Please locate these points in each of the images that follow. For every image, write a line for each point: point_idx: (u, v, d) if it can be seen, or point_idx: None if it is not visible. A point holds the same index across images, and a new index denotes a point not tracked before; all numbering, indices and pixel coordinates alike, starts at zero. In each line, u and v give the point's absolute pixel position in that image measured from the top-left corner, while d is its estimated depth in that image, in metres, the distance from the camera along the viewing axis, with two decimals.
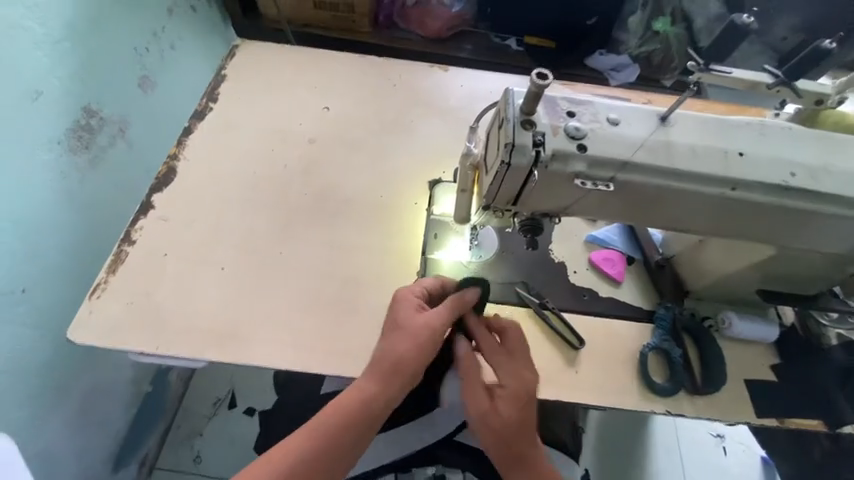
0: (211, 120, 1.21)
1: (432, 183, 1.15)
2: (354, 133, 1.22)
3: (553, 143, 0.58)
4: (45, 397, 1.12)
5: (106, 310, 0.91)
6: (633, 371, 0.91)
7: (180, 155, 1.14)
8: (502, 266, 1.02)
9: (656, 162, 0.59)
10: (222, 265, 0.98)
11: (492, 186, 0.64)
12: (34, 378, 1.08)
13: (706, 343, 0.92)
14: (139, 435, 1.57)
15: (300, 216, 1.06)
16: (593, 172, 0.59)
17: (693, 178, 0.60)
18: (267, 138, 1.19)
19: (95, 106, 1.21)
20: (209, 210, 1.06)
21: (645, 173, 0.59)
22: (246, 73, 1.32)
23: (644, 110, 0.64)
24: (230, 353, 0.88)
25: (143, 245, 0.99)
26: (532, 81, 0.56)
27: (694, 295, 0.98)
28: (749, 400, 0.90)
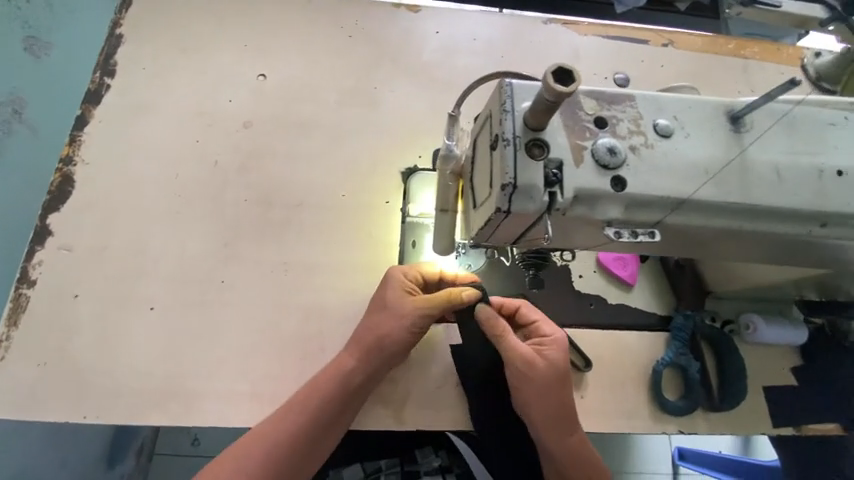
0: (110, 103, 0.92)
1: (406, 173, 0.92)
2: (302, 110, 0.95)
3: (577, 178, 0.39)
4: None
5: (14, 373, 0.75)
6: (645, 390, 0.80)
7: (76, 156, 0.88)
8: (495, 276, 0.85)
9: (721, 197, 0.41)
10: (152, 303, 0.80)
11: (484, 230, 0.46)
12: None
13: (728, 354, 0.81)
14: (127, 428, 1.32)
15: (244, 230, 0.85)
16: (633, 217, 0.41)
17: (770, 214, 0.43)
18: (188, 125, 0.92)
19: None
20: (125, 231, 0.84)
21: (708, 212, 0.42)
22: (149, 30, 0.99)
23: (705, 107, 0.44)
24: (177, 414, 0.74)
25: (47, 286, 0.79)
26: (546, 86, 0.34)
27: (715, 295, 0.86)
28: (767, 409, 0.82)
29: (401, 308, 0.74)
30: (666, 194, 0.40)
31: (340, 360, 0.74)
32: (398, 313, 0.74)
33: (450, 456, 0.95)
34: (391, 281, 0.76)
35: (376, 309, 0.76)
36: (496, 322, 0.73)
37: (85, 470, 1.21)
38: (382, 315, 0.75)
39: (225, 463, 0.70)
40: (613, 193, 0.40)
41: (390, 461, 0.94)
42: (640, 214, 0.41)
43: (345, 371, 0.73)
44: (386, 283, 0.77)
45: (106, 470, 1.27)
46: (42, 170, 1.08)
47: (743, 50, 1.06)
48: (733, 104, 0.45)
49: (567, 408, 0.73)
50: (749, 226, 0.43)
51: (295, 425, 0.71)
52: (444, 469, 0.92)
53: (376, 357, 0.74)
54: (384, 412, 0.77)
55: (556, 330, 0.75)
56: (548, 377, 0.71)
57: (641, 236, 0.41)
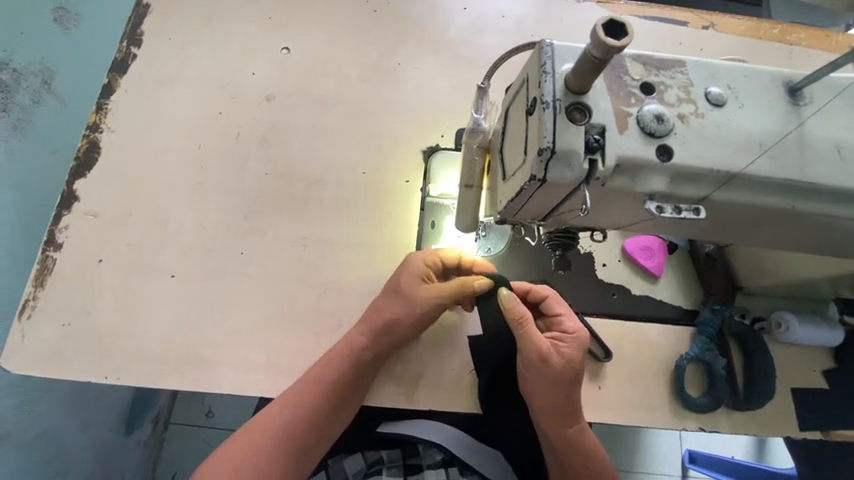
0: (137, 73, 0.93)
1: (427, 152, 0.90)
2: (324, 85, 0.93)
3: (619, 146, 0.37)
4: (30, 398, 1.03)
5: (40, 332, 0.77)
6: (666, 384, 0.78)
7: (102, 125, 0.89)
8: (515, 260, 0.83)
9: (774, 174, 0.39)
10: (172, 271, 0.81)
11: (514, 202, 0.44)
12: (11, 389, 0.98)
13: (758, 353, 0.77)
14: (145, 396, 1.36)
15: (263, 204, 0.85)
16: (677, 190, 0.39)
17: (827, 195, 0.40)
18: (211, 97, 0.92)
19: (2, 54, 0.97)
20: (147, 199, 0.85)
21: (760, 189, 0.39)
22: (175, 0, 0.98)
23: (760, 76, 0.41)
24: (193, 381, 0.75)
25: (73, 250, 0.81)
26: (595, 41, 0.32)
27: (746, 290, 0.82)
28: (794, 412, 0.78)
29: (414, 295, 0.72)
30: (716, 167, 0.38)
31: (350, 339, 0.73)
32: (410, 300, 0.72)
33: None
34: (408, 267, 0.74)
35: (390, 294, 0.74)
36: (516, 309, 0.70)
37: (105, 433, 1.25)
38: (394, 300, 0.73)
39: (239, 437, 0.72)
40: (658, 163, 0.38)
41: (392, 453, 0.90)
42: (685, 188, 0.39)
43: (354, 347, 0.72)
44: (403, 268, 0.75)
45: (124, 435, 1.31)
46: (69, 140, 1.12)
47: (790, 33, 0.99)
48: (794, 75, 0.41)
49: (574, 405, 0.72)
50: (803, 206, 0.40)
51: (307, 403, 0.71)
52: (447, 463, 0.88)
53: (385, 339, 0.73)
54: (396, 391, 0.77)
55: (577, 327, 0.73)
56: (562, 375, 0.69)
57: (684, 212, 0.39)
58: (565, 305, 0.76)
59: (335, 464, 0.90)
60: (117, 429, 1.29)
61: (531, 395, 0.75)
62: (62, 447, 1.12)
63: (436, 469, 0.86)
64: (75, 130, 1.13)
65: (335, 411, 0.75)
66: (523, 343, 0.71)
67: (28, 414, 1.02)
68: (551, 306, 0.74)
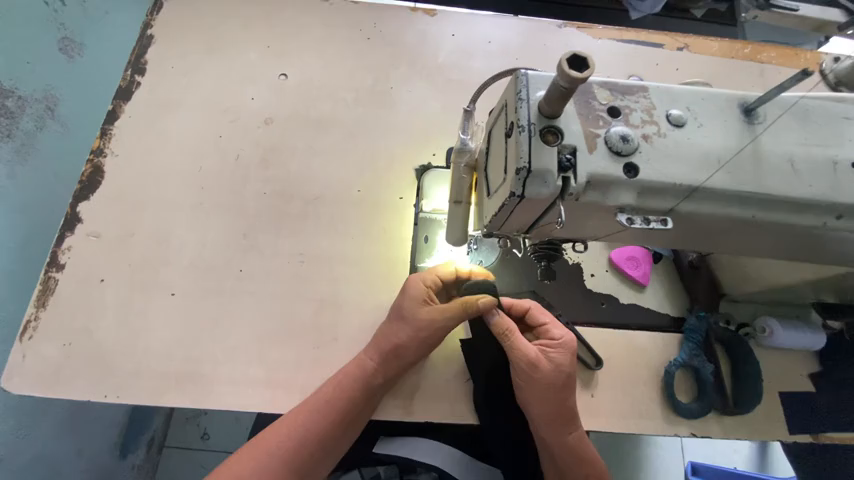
0: (141, 99, 0.97)
1: (419, 170, 0.94)
2: (319, 108, 0.98)
3: (590, 165, 0.41)
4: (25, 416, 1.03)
5: (41, 352, 0.78)
6: (657, 390, 0.79)
7: (107, 149, 0.93)
8: (506, 272, 0.86)
9: (733, 187, 0.42)
10: (172, 289, 0.83)
11: (497, 218, 0.47)
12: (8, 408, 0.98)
13: (743, 357, 0.79)
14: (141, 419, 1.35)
15: (261, 222, 0.88)
16: (645, 203, 0.42)
17: (785, 205, 0.43)
18: (212, 121, 0.96)
19: (9, 83, 1.01)
20: (149, 220, 0.87)
21: (722, 201, 0.43)
22: (178, 31, 1.03)
23: (718, 98, 0.45)
24: (191, 397, 0.76)
25: (75, 271, 0.83)
26: (561, 73, 0.35)
27: (730, 297, 0.85)
28: (783, 416, 0.80)
29: (419, 319, 0.74)
30: (679, 181, 0.41)
31: (364, 366, 0.75)
32: (413, 321, 0.75)
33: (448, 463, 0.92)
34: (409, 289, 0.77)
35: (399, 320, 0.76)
36: (501, 321, 0.74)
37: (100, 457, 1.24)
38: (404, 325, 0.75)
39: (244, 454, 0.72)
40: (626, 180, 0.41)
41: (389, 470, 0.92)
42: (653, 201, 0.42)
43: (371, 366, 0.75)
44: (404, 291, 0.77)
45: (118, 459, 1.29)
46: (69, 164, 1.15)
47: (760, 53, 1.05)
48: (750, 96, 0.45)
49: (571, 410, 0.73)
50: (764, 214, 0.44)
51: (320, 428, 0.72)
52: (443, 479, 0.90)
53: (396, 366, 0.76)
54: (393, 404, 0.78)
55: (564, 332, 0.75)
56: (554, 381, 0.71)
57: (653, 223, 0.42)
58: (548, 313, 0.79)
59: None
60: (111, 453, 1.28)
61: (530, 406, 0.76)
62: (55, 472, 1.11)
63: None
64: (79, 153, 1.17)
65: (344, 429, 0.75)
66: (512, 354, 0.74)
67: (23, 437, 1.02)
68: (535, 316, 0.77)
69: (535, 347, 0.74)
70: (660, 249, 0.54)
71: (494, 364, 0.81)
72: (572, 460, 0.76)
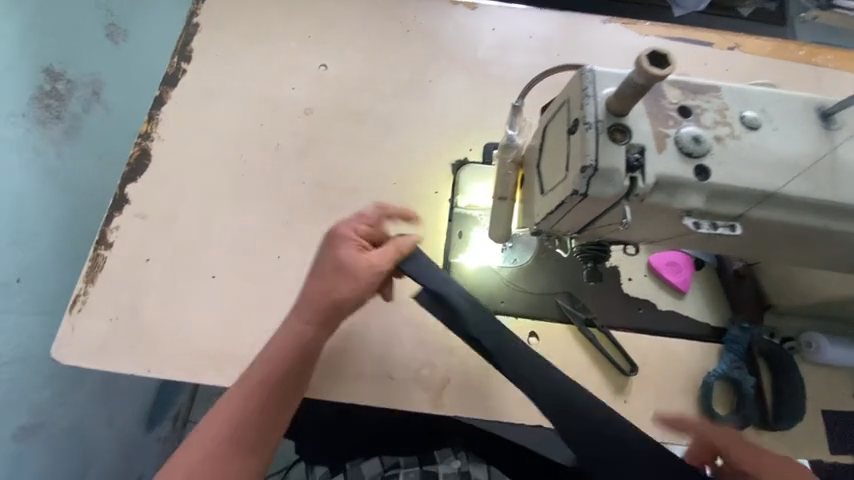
0: (187, 86, 1.00)
1: (455, 165, 0.94)
2: (357, 100, 0.98)
3: (658, 166, 0.40)
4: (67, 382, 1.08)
5: (89, 325, 0.82)
6: (693, 401, 0.77)
7: (153, 133, 0.96)
8: (541, 272, 0.85)
9: (810, 194, 0.40)
10: (212, 272, 0.85)
11: (553, 216, 0.46)
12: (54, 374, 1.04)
13: (788, 373, 0.76)
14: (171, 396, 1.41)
15: (298, 211, 0.90)
16: (713, 208, 0.41)
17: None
18: (253, 109, 0.98)
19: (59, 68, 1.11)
20: (191, 204, 0.90)
21: (795, 209, 0.41)
22: (223, 20, 1.06)
23: (796, 100, 0.43)
24: (228, 377, 0.79)
25: (122, 249, 0.87)
26: (640, 69, 0.34)
27: (776, 309, 0.82)
28: (826, 436, 0.77)
29: (357, 268, 0.70)
30: (752, 187, 0.40)
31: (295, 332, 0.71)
32: (352, 272, 0.70)
33: (468, 461, 0.95)
34: (342, 232, 0.72)
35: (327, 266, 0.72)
36: None
37: None
38: (337, 275, 0.71)
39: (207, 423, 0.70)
40: (695, 182, 0.40)
41: (410, 459, 0.95)
42: (722, 206, 0.41)
43: (304, 337, 0.71)
44: (335, 233, 0.73)
45: None
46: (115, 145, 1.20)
47: (820, 55, 1.00)
48: (831, 98, 0.43)
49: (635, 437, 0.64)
50: (839, 225, 0.42)
51: (263, 386, 0.70)
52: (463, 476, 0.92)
53: (329, 317, 0.71)
54: (423, 397, 0.78)
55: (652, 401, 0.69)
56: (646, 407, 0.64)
57: (720, 228, 0.41)
58: None
59: (354, 467, 0.96)
60: None
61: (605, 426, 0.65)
62: (91, 442, 1.16)
63: None
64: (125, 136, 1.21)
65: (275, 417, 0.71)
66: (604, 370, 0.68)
67: None
68: None
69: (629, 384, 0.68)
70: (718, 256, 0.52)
71: None
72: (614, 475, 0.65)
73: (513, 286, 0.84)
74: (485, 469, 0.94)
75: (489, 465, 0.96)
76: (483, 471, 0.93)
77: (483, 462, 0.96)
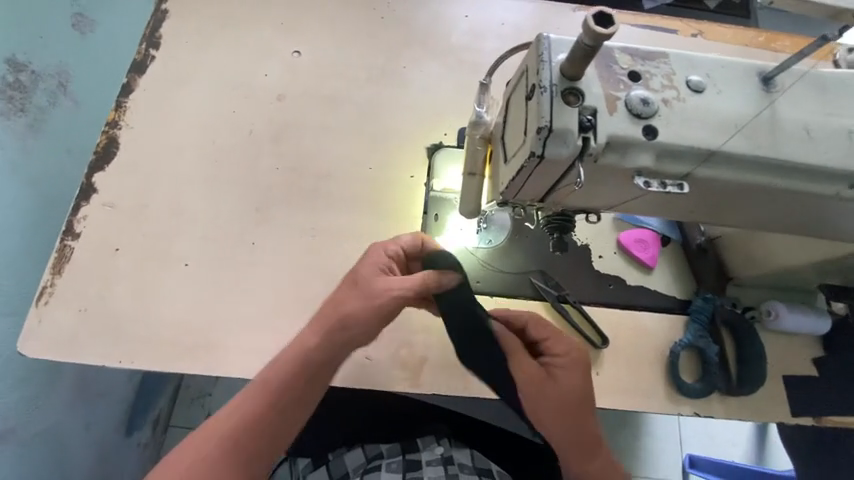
0: (156, 73, 0.97)
1: (431, 149, 0.95)
2: (332, 86, 0.98)
3: (608, 126, 0.42)
4: (39, 379, 1.04)
5: (56, 317, 0.80)
6: (662, 371, 0.80)
7: (121, 121, 0.93)
8: (514, 252, 0.87)
9: (749, 153, 0.43)
10: (185, 260, 0.84)
11: (515, 182, 0.48)
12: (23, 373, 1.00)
13: (748, 338, 0.80)
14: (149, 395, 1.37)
15: (273, 197, 0.89)
16: (662, 167, 0.44)
17: (798, 171, 0.45)
18: (225, 96, 0.97)
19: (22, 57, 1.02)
20: (162, 192, 0.88)
21: (737, 167, 0.44)
22: (192, 7, 1.04)
23: (738, 66, 0.46)
24: (203, 364, 0.78)
25: (91, 239, 0.85)
26: (587, 29, 0.36)
27: (737, 281, 0.86)
28: (786, 398, 0.81)
29: (372, 287, 0.68)
30: (696, 145, 0.43)
31: (264, 378, 0.67)
32: (367, 291, 0.68)
33: (451, 446, 0.95)
34: (372, 294, 0.67)
35: (336, 323, 0.67)
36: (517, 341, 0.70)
37: (108, 432, 1.26)
38: (337, 328, 0.67)
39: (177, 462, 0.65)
40: (645, 142, 0.42)
41: (392, 449, 0.95)
42: (669, 165, 0.43)
43: (272, 383, 0.66)
44: (368, 294, 0.67)
45: (124, 436, 1.32)
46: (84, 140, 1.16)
47: (777, 40, 1.04)
48: (769, 65, 0.46)
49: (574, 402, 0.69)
50: (778, 182, 0.45)
51: (240, 427, 0.65)
52: (446, 460, 0.91)
53: (312, 373, 0.67)
54: (401, 376, 0.79)
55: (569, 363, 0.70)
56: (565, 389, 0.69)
57: (669, 186, 0.44)
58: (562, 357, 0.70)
59: (337, 459, 0.96)
60: (118, 430, 1.30)
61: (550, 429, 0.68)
62: (66, 443, 1.13)
63: (434, 465, 0.90)
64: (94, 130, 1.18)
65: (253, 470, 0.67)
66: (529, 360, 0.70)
67: (34, 406, 1.03)
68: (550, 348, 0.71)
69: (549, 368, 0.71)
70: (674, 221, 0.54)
71: None
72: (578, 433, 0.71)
73: (488, 265, 0.86)
74: (467, 452, 0.94)
75: (472, 450, 0.96)
76: (466, 455, 0.93)
77: (465, 447, 0.96)
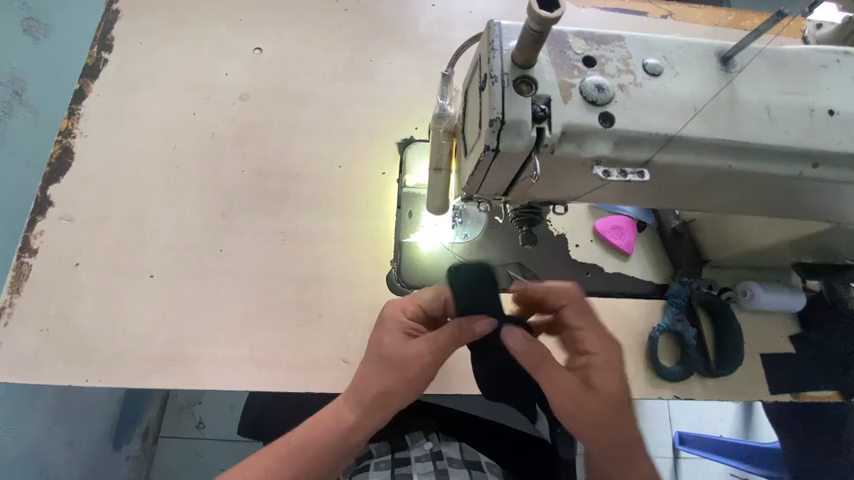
0: (109, 77, 0.93)
1: (402, 144, 0.92)
2: (297, 83, 0.95)
3: (563, 115, 0.40)
4: (11, 401, 0.99)
5: (16, 338, 0.76)
6: (642, 357, 0.80)
7: (75, 130, 0.89)
8: (491, 245, 0.85)
9: (708, 136, 0.42)
10: (151, 271, 0.81)
11: (474, 177, 0.46)
12: None
13: (726, 320, 0.81)
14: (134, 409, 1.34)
15: (241, 201, 0.86)
16: (621, 155, 0.42)
17: (762, 152, 0.44)
18: (185, 98, 0.92)
19: None
20: (124, 203, 0.85)
21: (699, 151, 0.43)
22: (145, 5, 0.99)
23: (696, 46, 0.45)
24: (175, 378, 0.75)
25: (50, 255, 0.81)
26: (532, 15, 0.34)
27: (713, 263, 0.86)
28: (764, 376, 0.82)
29: (405, 356, 0.62)
30: (655, 131, 0.41)
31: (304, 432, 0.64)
32: (400, 362, 0.62)
33: (440, 441, 0.93)
34: (404, 365, 0.62)
35: (379, 402, 0.63)
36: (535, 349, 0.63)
37: (94, 449, 1.22)
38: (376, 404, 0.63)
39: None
40: (601, 129, 0.41)
41: (381, 447, 0.92)
42: (629, 152, 0.42)
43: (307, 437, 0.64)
44: (401, 368, 0.62)
45: (112, 452, 1.28)
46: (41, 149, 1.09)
47: (746, 18, 1.04)
48: (727, 44, 0.45)
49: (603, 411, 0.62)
50: (742, 164, 0.44)
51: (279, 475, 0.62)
52: (435, 455, 0.89)
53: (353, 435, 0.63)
54: None
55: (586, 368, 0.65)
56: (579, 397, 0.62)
57: (630, 174, 0.42)
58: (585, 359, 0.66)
59: None
60: (104, 446, 1.26)
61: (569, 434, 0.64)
62: (48, 465, 1.09)
63: (423, 461, 0.88)
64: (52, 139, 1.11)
65: None
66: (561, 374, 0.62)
67: (12, 430, 0.99)
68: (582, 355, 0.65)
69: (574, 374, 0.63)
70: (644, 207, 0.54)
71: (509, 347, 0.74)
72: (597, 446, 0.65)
73: (465, 261, 0.84)
74: (457, 445, 0.92)
75: (461, 442, 0.94)
76: (456, 449, 0.91)
77: (454, 440, 0.94)
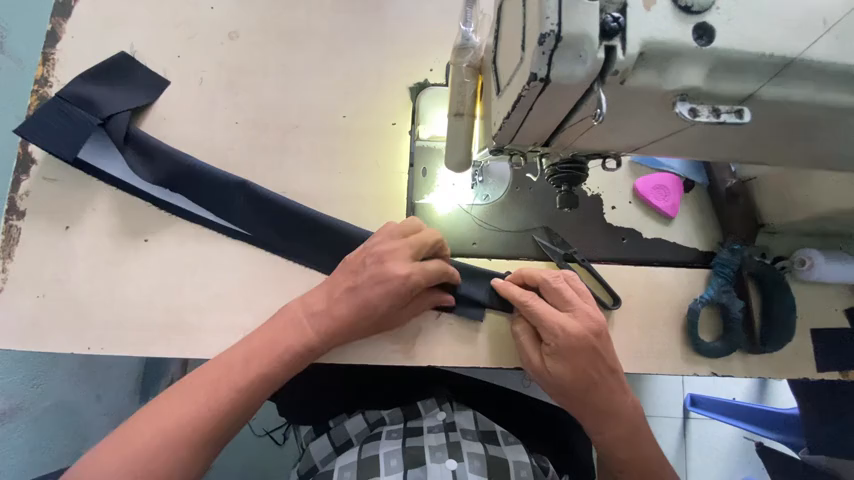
0: (82, 14, 0.81)
1: (415, 89, 0.80)
2: (293, 18, 0.82)
3: (644, 28, 0.35)
4: (31, 361, 1.01)
5: (13, 305, 0.72)
6: (679, 332, 0.73)
7: (52, 78, 0.79)
8: (515, 207, 0.77)
9: (824, 61, 0.37)
10: (146, 235, 0.75)
11: (513, 116, 0.41)
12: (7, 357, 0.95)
13: (779, 292, 0.72)
14: None
15: (236, 157, 0.77)
16: (714, 88, 0.37)
17: None
18: (168, 37, 0.81)
19: None
20: (113, 160, 0.77)
21: (806, 80, 0.38)
22: None
23: None
24: (179, 348, 0.72)
25: (38, 218, 0.75)
26: None
27: (769, 228, 0.76)
28: (813, 353, 0.74)
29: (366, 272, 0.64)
30: (763, 52, 0.36)
31: (182, 390, 0.61)
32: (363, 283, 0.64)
33: (453, 410, 0.89)
34: (357, 275, 0.65)
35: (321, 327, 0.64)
36: (519, 297, 0.66)
37: None
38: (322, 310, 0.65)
39: (124, 436, 0.58)
40: (697, 48, 0.35)
41: (394, 415, 0.90)
42: (726, 84, 0.37)
43: (229, 385, 0.61)
44: (353, 283, 0.65)
45: None
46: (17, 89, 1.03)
47: None
48: None
49: (595, 365, 0.64)
50: (841, 96, 0.39)
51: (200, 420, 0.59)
52: (448, 426, 0.86)
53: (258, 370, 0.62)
54: (391, 349, 0.71)
55: (576, 308, 0.65)
56: (584, 348, 0.62)
57: (724, 114, 0.38)
58: (566, 313, 0.65)
59: (337, 427, 0.92)
60: None
61: (566, 393, 0.65)
62: None
63: (436, 432, 0.85)
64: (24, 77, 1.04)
65: (196, 462, 0.60)
66: (534, 319, 0.65)
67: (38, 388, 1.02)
68: (551, 299, 0.67)
69: (555, 322, 0.63)
70: (726, 157, 0.49)
71: (581, 337, 0.62)
72: (602, 420, 0.66)
73: (486, 224, 0.76)
74: (471, 413, 0.89)
75: (475, 412, 0.91)
76: (470, 418, 0.88)
77: (468, 409, 0.91)
